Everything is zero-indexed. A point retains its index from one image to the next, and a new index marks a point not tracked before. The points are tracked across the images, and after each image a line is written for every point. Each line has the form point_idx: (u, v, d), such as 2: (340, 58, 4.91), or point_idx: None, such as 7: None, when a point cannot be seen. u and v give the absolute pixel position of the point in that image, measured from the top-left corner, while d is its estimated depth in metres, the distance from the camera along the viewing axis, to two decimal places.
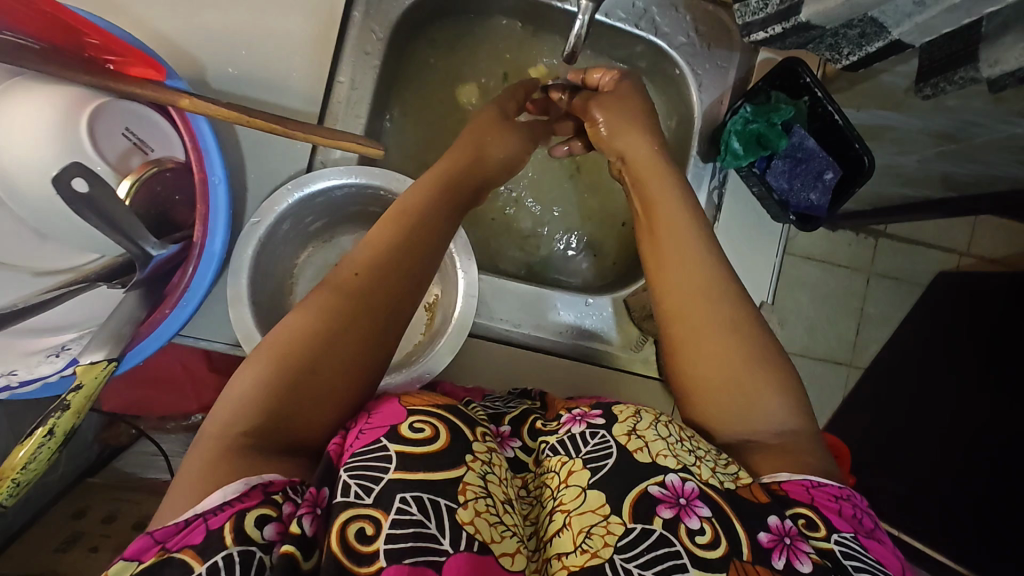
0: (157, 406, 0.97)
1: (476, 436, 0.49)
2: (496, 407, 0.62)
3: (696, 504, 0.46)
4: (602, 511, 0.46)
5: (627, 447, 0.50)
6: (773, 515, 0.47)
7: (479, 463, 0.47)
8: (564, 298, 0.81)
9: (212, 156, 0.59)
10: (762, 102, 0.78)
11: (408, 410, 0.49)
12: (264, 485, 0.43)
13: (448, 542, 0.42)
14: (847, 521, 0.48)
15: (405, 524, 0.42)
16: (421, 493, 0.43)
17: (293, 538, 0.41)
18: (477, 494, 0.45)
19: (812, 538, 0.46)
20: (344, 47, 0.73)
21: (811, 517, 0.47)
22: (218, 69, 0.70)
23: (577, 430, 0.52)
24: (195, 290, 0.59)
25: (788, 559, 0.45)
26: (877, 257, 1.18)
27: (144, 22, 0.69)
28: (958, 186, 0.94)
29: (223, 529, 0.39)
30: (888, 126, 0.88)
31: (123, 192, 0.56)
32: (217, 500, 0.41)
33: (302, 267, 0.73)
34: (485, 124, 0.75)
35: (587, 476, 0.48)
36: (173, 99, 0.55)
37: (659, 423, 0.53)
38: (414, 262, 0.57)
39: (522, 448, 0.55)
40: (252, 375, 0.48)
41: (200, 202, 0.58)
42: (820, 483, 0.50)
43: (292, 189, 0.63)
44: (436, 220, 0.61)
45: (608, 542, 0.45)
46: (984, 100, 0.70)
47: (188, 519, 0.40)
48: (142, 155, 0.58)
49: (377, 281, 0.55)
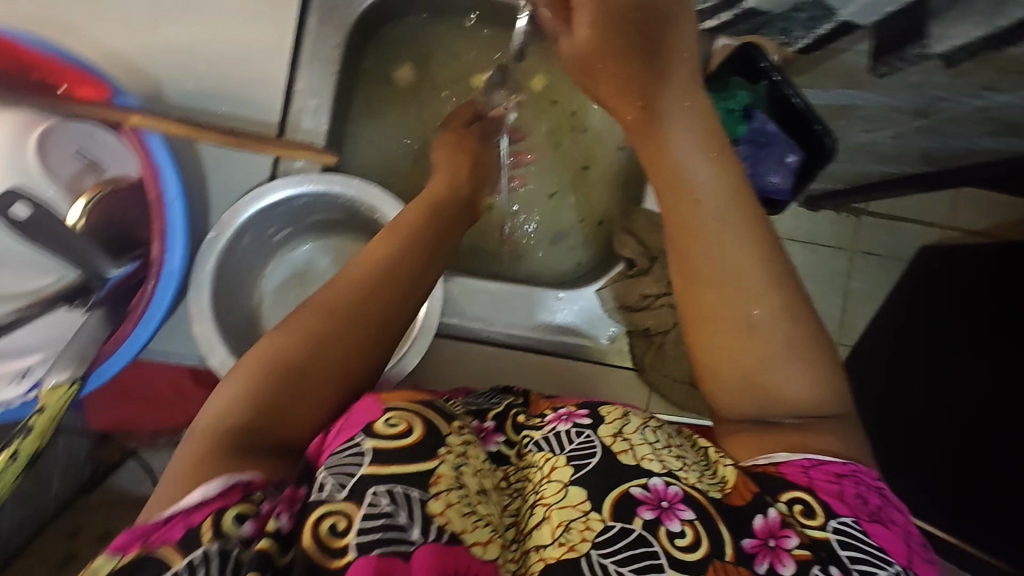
0: (149, 421, 1.00)
1: (452, 429, 0.49)
2: (479, 403, 0.61)
3: (678, 507, 0.47)
4: (582, 507, 0.47)
5: (612, 449, 0.50)
6: (759, 515, 0.47)
7: (453, 456, 0.47)
8: (537, 296, 0.80)
9: (167, 173, 0.57)
10: (721, 88, 0.81)
11: (385, 407, 0.48)
12: (243, 484, 0.43)
13: (418, 533, 0.42)
14: (847, 504, 0.48)
15: (375, 516, 0.42)
16: (393, 487, 0.43)
17: (270, 536, 0.41)
18: (450, 486, 0.45)
19: (806, 526, 0.47)
20: (301, 52, 0.72)
21: (807, 504, 0.48)
22: (174, 83, 0.70)
23: (563, 428, 0.52)
24: (157, 306, 0.58)
25: (771, 564, 0.45)
26: (860, 232, 1.21)
27: (99, 40, 0.68)
28: (936, 161, 0.92)
29: (201, 528, 0.40)
30: (854, 105, 0.89)
31: (75, 214, 0.57)
32: (196, 497, 0.41)
33: (269, 279, 0.74)
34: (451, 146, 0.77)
35: (569, 473, 0.49)
36: (120, 117, 0.55)
37: (648, 427, 0.53)
38: (403, 273, 0.59)
39: (505, 443, 0.54)
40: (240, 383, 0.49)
41: (157, 220, 0.58)
42: (821, 462, 0.51)
43: (249, 202, 0.62)
44: (420, 260, 0.60)
45: (586, 536, 0.45)
46: (944, 75, 0.71)
47: (167, 516, 0.40)
48: (95, 176, 0.59)
49: (370, 290, 0.56)
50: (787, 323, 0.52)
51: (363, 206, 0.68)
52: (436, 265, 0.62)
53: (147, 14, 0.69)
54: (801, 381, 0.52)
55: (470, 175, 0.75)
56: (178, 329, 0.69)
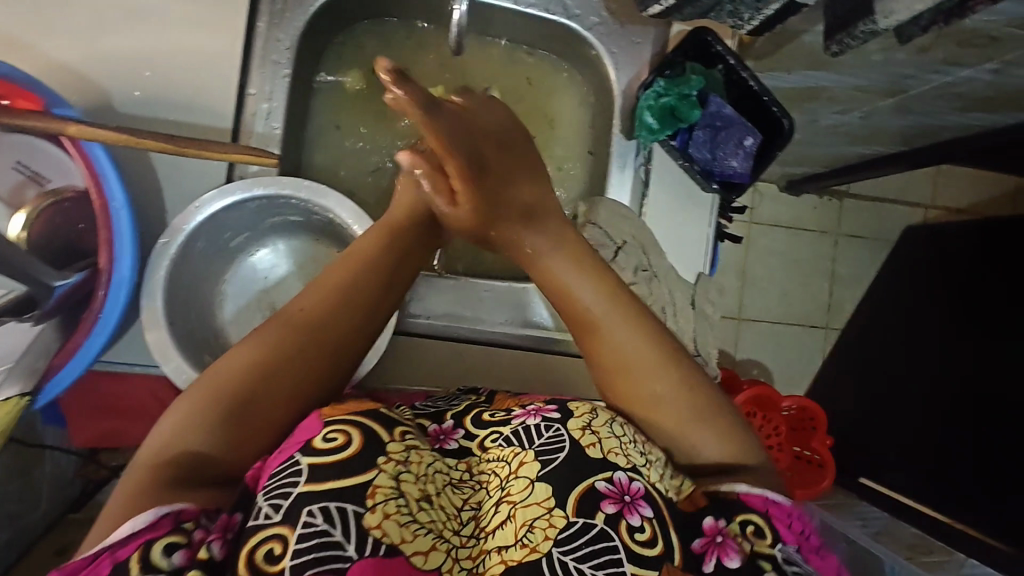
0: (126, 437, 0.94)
1: (393, 435, 0.48)
2: (435, 407, 0.60)
3: (639, 502, 0.47)
4: (548, 504, 0.47)
5: (579, 442, 0.50)
6: (708, 516, 0.49)
7: (392, 465, 0.46)
8: (496, 291, 0.81)
9: (110, 181, 0.58)
10: (677, 74, 0.78)
11: (323, 423, 0.48)
12: (174, 514, 0.44)
13: (353, 548, 0.42)
14: (794, 534, 0.50)
15: (309, 536, 0.42)
16: (328, 503, 0.43)
17: (202, 564, 0.42)
18: (387, 496, 0.44)
19: (755, 544, 0.48)
20: (252, 58, 0.73)
21: (760, 526, 0.49)
22: (125, 94, 0.69)
23: (532, 422, 0.52)
24: (109, 316, 0.58)
25: (719, 559, 0.47)
26: (844, 218, 1.44)
27: (43, 53, 0.68)
28: (910, 140, 1.09)
29: (130, 561, 0.41)
30: (821, 86, 0.92)
31: (16, 225, 0.59)
32: (126, 530, 0.42)
33: (230, 283, 0.73)
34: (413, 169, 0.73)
35: (537, 469, 0.48)
36: (59, 128, 0.54)
37: (615, 421, 0.52)
38: (361, 301, 0.58)
39: (465, 438, 0.54)
40: (185, 406, 0.49)
41: (103, 230, 0.58)
42: (778, 497, 0.51)
43: (198, 208, 0.62)
44: (382, 278, 0.61)
45: (548, 534, 0.45)
46: (909, 51, 0.75)
47: (97, 553, 0.42)
48: (37, 187, 0.60)
49: (322, 322, 0.56)
50: (683, 389, 0.55)
51: (317, 207, 0.67)
52: (404, 286, 0.64)
53: (91, 26, 0.69)
54: (709, 440, 0.54)
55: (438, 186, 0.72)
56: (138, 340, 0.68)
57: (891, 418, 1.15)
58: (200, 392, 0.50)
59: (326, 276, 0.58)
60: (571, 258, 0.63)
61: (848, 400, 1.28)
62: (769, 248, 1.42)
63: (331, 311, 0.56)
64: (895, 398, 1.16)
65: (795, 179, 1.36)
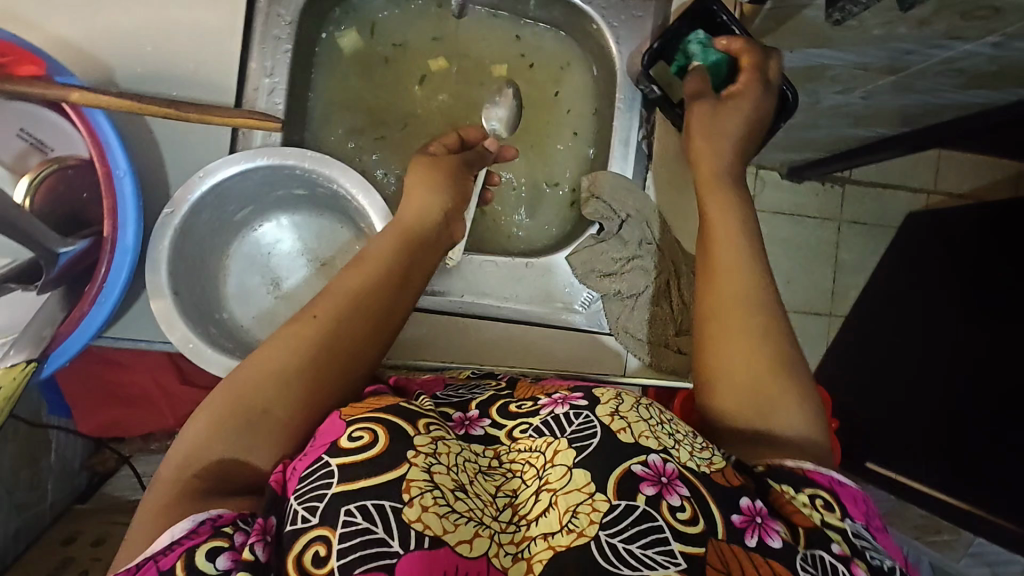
0: (130, 425, 0.98)
1: (418, 429, 0.47)
2: (458, 395, 0.59)
3: (676, 484, 0.47)
4: (587, 489, 0.46)
5: (611, 428, 0.49)
6: (744, 497, 0.48)
7: (422, 457, 0.45)
8: (500, 266, 0.81)
9: (114, 149, 0.58)
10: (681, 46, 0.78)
11: (348, 424, 0.48)
12: (212, 520, 0.44)
13: (398, 544, 0.41)
14: (860, 513, 0.52)
15: (352, 535, 0.42)
16: (366, 502, 0.43)
17: (247, 565, 0.42)
18: (423, 489, 0.44)
19: (827, 517, 0.49)
20: (253, 34, 0.73)
21: (828, 500, 0.50)
22: (127, 68, 0.69)
23: (562, 411, 0.52)
24: (113, 282, 0.58)
25: (760, 537, 0.46)
26: (846, 204, 1.43)
27: (47, 28, 0.68)
28: (912, 119, 1.09)
29: (174, 568, 0.41)
30: (823, 64, 0.92)
31: (22, 193, 0.60)
32: (166, 540, 0.43)
33: (237, 265, 0.73)
34: (426, 168, 0.71)
35: (573, 456, 0.48)
36: (63, 95, 0.56)
37: (640, 405, 0.52)
38: (376, 308, 0.58)
39: (493, 426, 0.54)
40: (205, 422, 0.50)
41: (107, 196, 0.58)
42: (842, 479, 0.53)
43: (203, 176, 0.63)
44: (395, 278, 0.61)
45: (593, 519, 0.45)
46: (909, 25, 0.75)
47: (140, 563, 0.42)
48: (41, 155, 0.60)
49: (337, 324, 0.56)
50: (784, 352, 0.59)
51: (320, 177, 0.67)
52: (417, 292, 0.64)
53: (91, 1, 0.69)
54: (800, 407, 0.57)
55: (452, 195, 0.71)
56: (140, 316, 0.67)
57: (897, 402, 1.15)
58: (220, 400, 0.50)
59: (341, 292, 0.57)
60: (740, 223, 0.67)
61: (852, 387, 1.27)
62: (771, 236, 1.41)
63: (345, 315, 0.56)
64: (900, 382, 1.15)
65: (795, 165, 1.37)
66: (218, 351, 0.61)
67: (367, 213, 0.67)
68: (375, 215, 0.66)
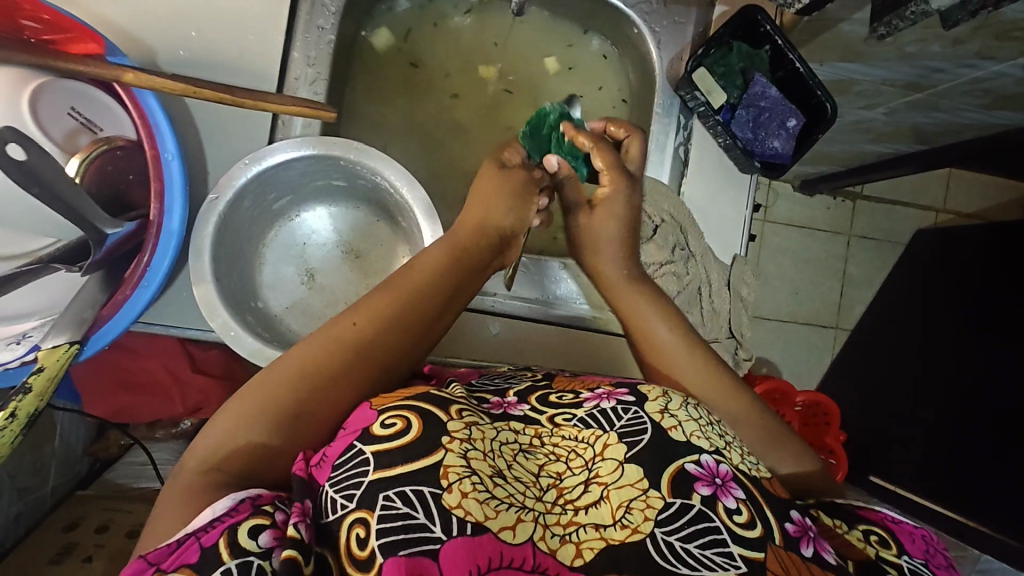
0: (140, 414, 0.93)
1: (451, 414, 0.46)
2: (495, 384, 0.58)
3: (732, 485, 0.46)
4: (641, 486, 0.45)
5: (661, 425, 0.49)
6: (796, 511, 0.48)
7: (457, 443, 0.44)
8: (533, 265, 0.81)
9: (163, 132, 0.59)
10: (724, 55, 0.78)
11: (378, 411, 0.46)
12: (252, 500, 0.42)
13: (440, 529, 0.40)
14: (920, 549, 0.49)
15: (392, 519, 0.40)
16: (404, 488, 0.41)
17: (293, 543, 0.39)
18: (461, 475, 0.42)
19: (883, 552, 0.48)
20: (296, 23, 0.72)
21: (882, 536, 0.49)
22: (169, 51, 0.69)
23: (607, 405, 0.51)
24: (160, 263, 0.60)
25: (816, 550, 0.45)
26: (857, 219, 1.43)
27: (90, 6, 0.67)
28: (931, 137, 1.09)
29: (218, 546, 0.38)
30: (853, 78, 0.92)
31: (72, 171, 0.61)
32: (206, 518, 0.41)
33: (271, 257, 0.73)
34: (488, 183, 0.70)
35: (624, 450, 0.47)
36: (116, 74, 0.56)
37: (689, 404, 0.52)
38: (423, 317, 0.57)
39: (532, 409, 0.52)
40: (226, 422, 0.48)
41: (156, 180, 0.60)
42: (897, 518, 0.51)
43: (248, 164, 0.62)
44: (448, 285, 0.61)
45: (649, 516, 0.44)
46: (943, 43, 0.75)
47: (180, 540, 0.39)
48: (90, 134, 0.62)
49: (378, 330, 0.54)
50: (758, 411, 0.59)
51: (363, 168, 0.67)
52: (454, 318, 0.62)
53: None
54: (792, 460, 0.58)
55: (511, 206, 0.69)
56: (177, 302, 0.68)
57: (900, 416, 1.15)
58: (254, 398, 0.48)
59: (377, 299, 0.56)
60: (660, 311, 0.67)
61: (852, 398, 1.28)
62: (784, 247, 1.42)
63: (385, 320, 0.55)
64: (902, 396, 1.16)
65: (809, 178, 1.37)
66: (249, 335, 0.61)
67: (409, 207, 0.67)
68: (419, 210, 0.66)
